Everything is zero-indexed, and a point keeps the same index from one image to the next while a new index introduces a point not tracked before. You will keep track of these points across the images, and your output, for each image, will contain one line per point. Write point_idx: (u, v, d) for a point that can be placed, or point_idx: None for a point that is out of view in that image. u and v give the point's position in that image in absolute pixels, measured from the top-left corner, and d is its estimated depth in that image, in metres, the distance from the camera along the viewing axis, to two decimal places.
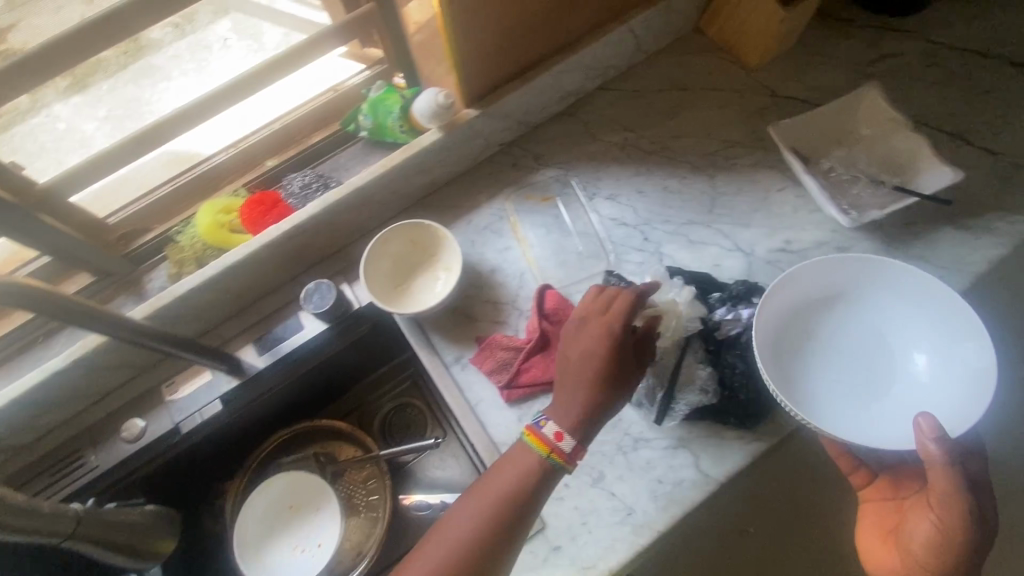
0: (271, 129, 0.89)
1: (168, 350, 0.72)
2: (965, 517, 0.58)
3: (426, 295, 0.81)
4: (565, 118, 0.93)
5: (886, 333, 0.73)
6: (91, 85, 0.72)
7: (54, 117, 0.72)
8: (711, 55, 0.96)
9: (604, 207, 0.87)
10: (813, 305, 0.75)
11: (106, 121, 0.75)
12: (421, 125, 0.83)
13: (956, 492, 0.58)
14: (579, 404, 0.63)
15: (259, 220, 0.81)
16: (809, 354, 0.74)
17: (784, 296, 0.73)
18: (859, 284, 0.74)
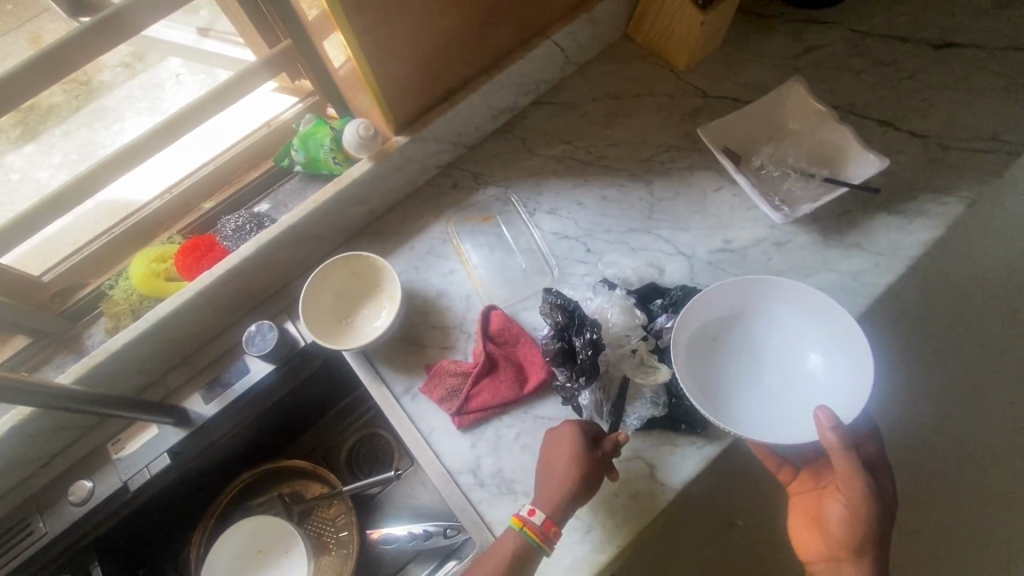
0: (205, 172, 0.87)
1: (103, 410, 0.70)
2: (868, 496, 0.60)
3: (370, 327, 0.81)
4: (501, 136, 0.93)
5: (782, 340, 0.74)
6: (42, 132, 0.69)
7: (7, 168, 0.69)
8: (641, 61, 0.96)
9: (545, 221, 0.87)
10: (717, 328, 0.75)
11: (62, 167, 0.72)
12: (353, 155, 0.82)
13: (858, 475, 0.60)
14: (552, 491, 0.64)
15: (194, 266, 0.80)
16: (722, 369, 0.74)
17: (688, 326, 0.73)
18: (760, 297, 0.75)
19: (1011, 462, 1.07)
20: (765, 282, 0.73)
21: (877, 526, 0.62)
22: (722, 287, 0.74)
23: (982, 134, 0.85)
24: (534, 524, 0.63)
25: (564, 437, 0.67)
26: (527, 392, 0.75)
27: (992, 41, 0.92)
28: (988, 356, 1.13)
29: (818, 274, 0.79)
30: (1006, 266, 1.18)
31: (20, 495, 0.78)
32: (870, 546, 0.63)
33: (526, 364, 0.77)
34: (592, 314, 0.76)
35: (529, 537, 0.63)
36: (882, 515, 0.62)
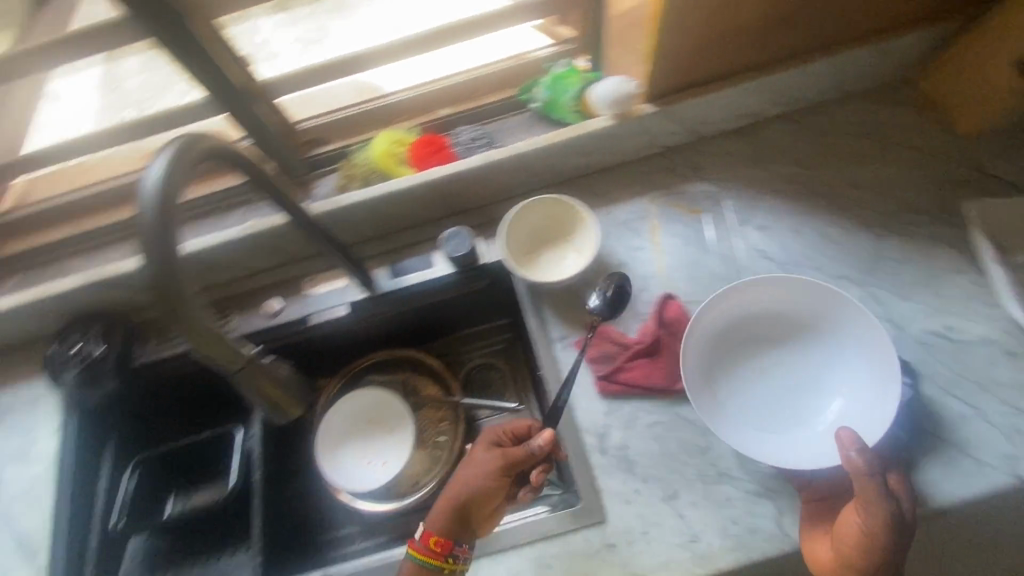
0: (453, 80, 0.94)
1: (324, 246, 0.77)
2: (885, 519, 0.58)
3: (550, 270, 0.84)
4: (735, 137, 0.90)
5: (842, 373, 0.74)
6: (293, 8, 0.89)
7: (257, 30, 0.86)
8: (916, 111, 0.88)
9: (752, 235, 0.84)
10: (787, 325, 0.77)
11: (299, 42, 0.89)
12: (599, 109, 0.84)
13: (879, 496, 0.58)
14: (443, 509, 0.68)
15: (425, 158, 0.88)
16: (741, 360, 0.77)
17: (745, 299, 0.76)
18: (812, 312, 0.75)
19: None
20: (854, 312, 0.72)
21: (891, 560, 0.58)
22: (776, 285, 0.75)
23: None
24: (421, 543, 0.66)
25: (476, 456, 0.72)
26: (681, 387, 0.74)
27: None
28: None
29: None
30: None
31: (227, 291, 0.91)
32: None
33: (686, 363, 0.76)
34: None
35: (416, 557, 0.66)
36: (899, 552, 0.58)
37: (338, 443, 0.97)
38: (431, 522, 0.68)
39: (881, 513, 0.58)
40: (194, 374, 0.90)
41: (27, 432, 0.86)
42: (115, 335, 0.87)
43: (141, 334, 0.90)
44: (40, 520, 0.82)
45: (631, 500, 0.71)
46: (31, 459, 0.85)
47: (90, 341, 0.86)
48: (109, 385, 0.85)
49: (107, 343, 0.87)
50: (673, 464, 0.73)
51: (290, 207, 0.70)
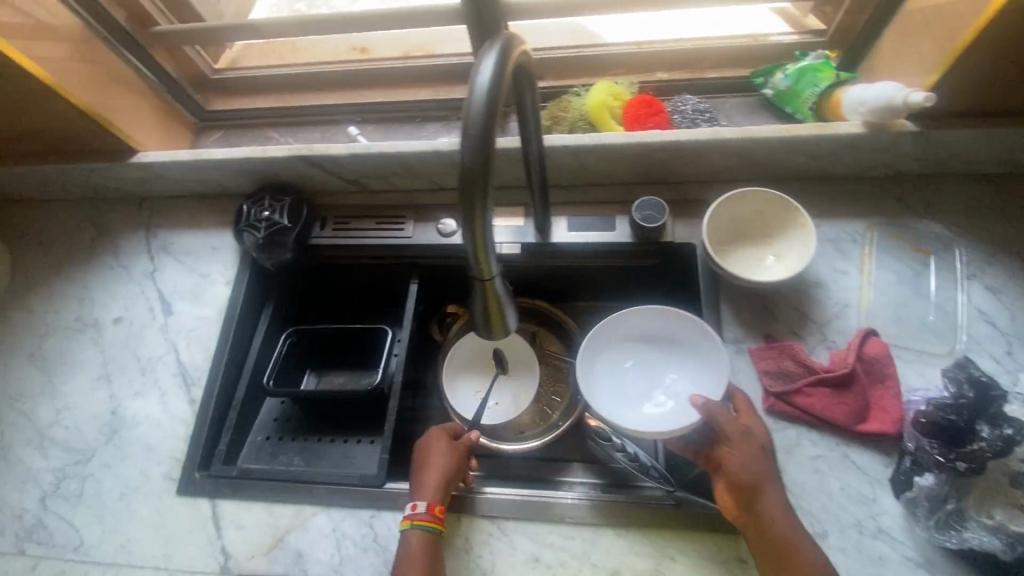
0: (680, 46, 0.91)
1: (531, 180, 0.72)
2: (743, 435, 0.64)
3: (744, 266, 0.79)
4: (983, 182, 0.81)
5: (687, 374, 0.78)
6: None
7: None
8: None
9: (978, 294, 0.75)
10: (664, 338, 0.81)
11: None
12: (862, 108, 0.74)
13: (735, 421, 0.65)
14: (430, 490, 0.70)
15: (642, 121, 0.84)
16: (648, 367, 0.81)
17: (632, 314, 0.80)
18: (690, 337, 0.78)
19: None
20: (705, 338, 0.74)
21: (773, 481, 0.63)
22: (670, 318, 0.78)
23: None
24: (421, 516, 0.68)
25: (435, 438, 0.75)
26: (861, 430, 0.69)
27: None
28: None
29: None
30: None
31: (408, 198, 0.94)
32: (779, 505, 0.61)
33: (874, 407, 0.69)
34: (1009, 411, 0.64)
35: (423, 527, 0.67)
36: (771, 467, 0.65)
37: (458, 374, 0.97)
38: (422, 502, 0.69)
39: (733, 428, 0.64)
40: (357, 267, 0.94)
41: (206, 276, 0.92)
42: (299, 211, 0.90)
43: (319, 217, 0.94)
44: (202, 358, 0.87)
45: None
46: (204, 302, 0.91)
47: (276, 211, 0.89)
48: (284, 255, 0.89)
49: (291, 217, 0.90)
50: (828, 502, 0.68)
51: (528, 130, 0.64)
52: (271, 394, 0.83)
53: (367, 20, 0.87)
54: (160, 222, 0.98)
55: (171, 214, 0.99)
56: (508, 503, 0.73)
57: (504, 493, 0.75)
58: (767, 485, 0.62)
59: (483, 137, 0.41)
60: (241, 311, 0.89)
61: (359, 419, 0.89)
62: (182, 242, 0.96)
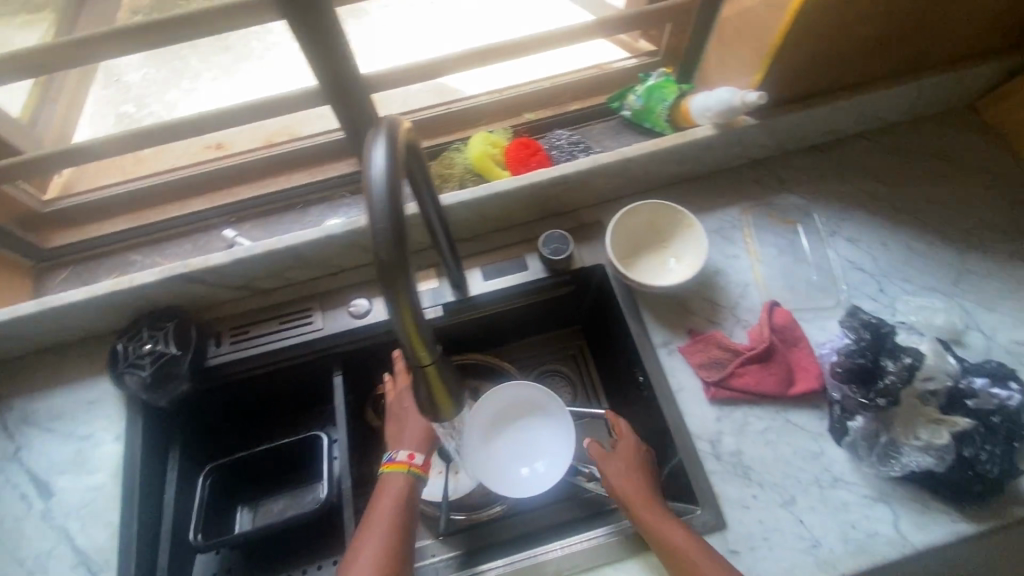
0: (542, 87, 0.97)
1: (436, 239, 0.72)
2: (617, 473, 0.72)
3: (652, 274, 0.84)
4: (815, 153, 0.94)
5: (536, 441, 0.87)
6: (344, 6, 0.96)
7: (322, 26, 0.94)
8: (982, 137, 0.94)
9: (842, 247, 0.86)
10: (524, 406, 0.89)
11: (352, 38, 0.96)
12: (702, 117, 0.85)
13: (607, 466, 0.74)
14: (418, 441, 0.73)
15: (525, 162, 0.87)
16: (524, 428, 0.88)
17: (513, 390, 0.88)
18: (537, 417, 0.89)
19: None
20: (544, 428, 0.88)
21: (634, 497, 0.69)
22: (526, 406, 0.89)
23: None
24: (415, 463, 0.71)
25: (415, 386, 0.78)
26: (793, 394, 0.75)
27: None
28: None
29: None
30: None
31: (308, 289, 0.87)
32: (647, 508, 0.67)
33: (797, 368, 0.76)
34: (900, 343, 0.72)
35: (417, 472, 0.70)
36: (637, 491, 0.70)
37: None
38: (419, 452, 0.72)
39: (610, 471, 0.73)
40: (267, 376, 0.85)
41: (89, 437, 0.79)
42: (188, 334, 0.81)
43: (212, 334, 0.85)
44: (104, 536, 0.73)
45: (749, 505, 0.71)
46: (92, 468, 0.77)
47: (161, 340, 0.79)
48: (181, 387, 0.78)
49: (179, 344, 0.80)
50: (788, 469, 0.73)
51: (422, 197, 0.63)
52: (200, 550, 0.71)
53: (221, 118, 0.81)
54: (11, 390, 0.83)
55: (26, 377, 0.84)
56: (498, 573, 0.71)
57: (489, 568, 0.72)
58: (634, 491, 0.70)
59: (390, 223, 0.40)
60: (144, 463, 0.77)
61: (312, 541, 0.80)
62: (48, 406, 0.81)
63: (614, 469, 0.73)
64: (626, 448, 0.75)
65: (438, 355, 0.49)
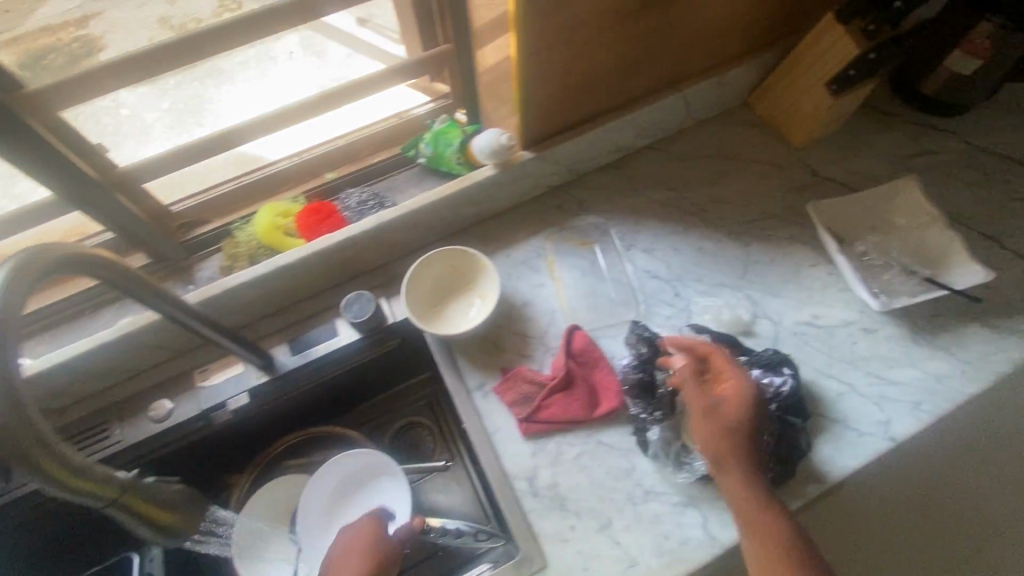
0: (335, 145, 0.95)
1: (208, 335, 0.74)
2: (751, 468, 0.65)
3: (459, 320, 0.83)
4: (610, 171, 0.98)
5: (372, 509, 0.86)
6: (161, 79, 0.79)
7: (119, 103, 0.77)
8: (758, 131, 1.00)
9: (639, 259, 0.90)
10: (363, 474, 0.88)
11: (168, 112, 0.82)
12: (479, 160, 0.87)
13: (721, 440, 0.66)
14: None
15: (315, 227, 0.85)
16: (360, 496, 0.87)
17: (349, 458, 0.87)
18: (374, 484, 0.87)
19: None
20: (380, 496, 0.86)
21: (735, 488, 0.64)
22: (366, 472, 0.88)
23: None
24: None
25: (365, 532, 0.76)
26: (598, 416, 0.76)
27: None
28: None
29: (901, 368, 0.79)
30: None
31: (104, 401, 0.83)
32: (758, 509, 0.63)
33: (600, 389, 0.78)
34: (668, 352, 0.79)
35: None
36: (745, 482, 0.64)
37: (256, 552, 0.85)
38: None
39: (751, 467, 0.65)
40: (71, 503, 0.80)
41: None
42: None
43: None
44: None
45: (568, 537, 0.71)
46: None
47: None
48: None
49: None
50: (603, 492, 0.73)
51: (154, 305, 0.64)
52: None
53: None
54: None
55: None
56: None
57: None
58: (749, 491, 0.64)
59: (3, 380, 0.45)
60: None
61: None
62: None
63: (709, 452, 0.66)
64: (739, 409, 0.66)
65: (126, 486, 0.56)
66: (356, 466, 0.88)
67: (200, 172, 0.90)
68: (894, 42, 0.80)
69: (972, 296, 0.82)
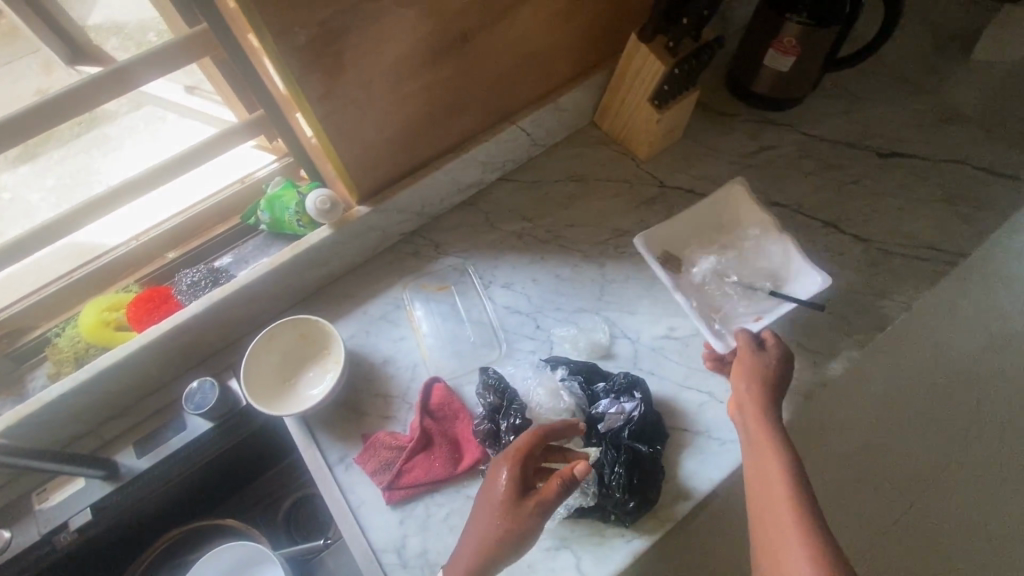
0: (172, 224, 0.90)
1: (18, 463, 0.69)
2: (771, 419, 0.64)
3: (309, 391, 0.79)
4: (464, 209, 0.97)
5: None
6: (40, 155, 0.80)
7: (2, 187, 0.81)
8: (606, 148, 1.01)
9: (499, 294, 0.89)
10: (241, 563, 0.83)
11: (53, 190, 0.82)
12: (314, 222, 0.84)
13: (768, 397, 0.67)
14: (483, 537, 0.62)
15: (145, 317, 0.80)
16: None
17: (225, 548, 0.83)
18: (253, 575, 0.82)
19: (992, 551, 1.02)
20: None
21: (764, 451, 0.61)
22: (243, 562, 0.83)
23: (921, 242, 0.90)
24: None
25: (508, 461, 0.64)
26: (461, 470, 0.74)
27: (934, 152, 0.98)
28: (966, 440, 1.08)
29: None
30: (987, 347, 1.12)
31: None
32: (775, 464, 0.60)
33: (462, 441, 0.77)
34: (522, 395, 0.77)
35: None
36: (770, 434, 0.63)
37: None
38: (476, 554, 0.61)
39: (769, 414, 0.65)
40: None
41: None
42: None
43: None
44: None
45: None
46: None
47: None
48: None
49: None
50: None
51: None
52: None
53: None
54: None
55: None
56: None
57: None
58: (769, 443, 0.62)
59: None
60: None
61: None
62: None
63: (760, 415, 0.65)
64: (753, 364, 0.70)
65: None
66: (232, 553, 0.83)
67: (31, 271, 0.84)
68: (697, 54, 0.83)
69: (820, 304, 0.80)
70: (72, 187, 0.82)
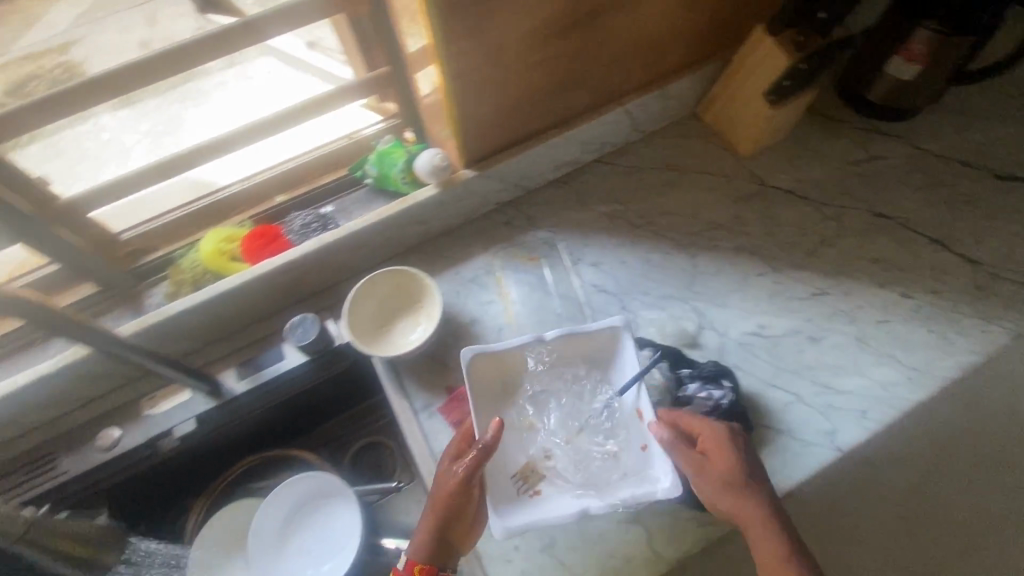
0: (284, 168, 0.94)
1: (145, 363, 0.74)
2: (760, 525, 0.61)
3: (401, 340, 0.83)
4: (559, 186, 0.98)
5: (329, 530, 0.86)
6: (137, 102, 0.82)
7: (97, 128, 0.81)
8: (706, 141, 1.00)
9: (587, 272, 0.90)
10: (319, 493, 0.87)
11: (146, 135, 0.83)
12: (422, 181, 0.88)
13: (734, 497, 0.63)
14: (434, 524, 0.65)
15: (258, 251, 0.85)
16: (316, 516, 0.87)
17: (305, 478, 0.87)
18: (330, 505, 0.87)
19: None
20: (335, 517, 0.86)
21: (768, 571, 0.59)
22: (321, 493, 0.87)
23: None
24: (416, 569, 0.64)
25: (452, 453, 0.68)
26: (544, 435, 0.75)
27: None
28: None
29: (848, 376, 0.79)
30: None
31: (52, 430, 0.81)
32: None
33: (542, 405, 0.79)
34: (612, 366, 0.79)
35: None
36: (768, 550, 0.60)
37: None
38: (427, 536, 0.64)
39: (754, 522, 0.61)
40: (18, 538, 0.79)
41: None
42: None
43: None
44: None
45: (511, 558, 0.70)
46: None
47: None
48: None
49: None
50: None
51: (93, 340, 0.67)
52: None
53: None
54: None
55: None
56: None
57: None
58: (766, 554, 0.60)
59: None
60: None
61: None
62: None
63: (745, 521, 0.62)
64: (705, 471, 0.65)
65: None
66: (311, 484, 0.87)
67: (155, 198, 0.91)
68: (825, 53, 0.82)
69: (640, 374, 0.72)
70: (164, 134, 0.84)
